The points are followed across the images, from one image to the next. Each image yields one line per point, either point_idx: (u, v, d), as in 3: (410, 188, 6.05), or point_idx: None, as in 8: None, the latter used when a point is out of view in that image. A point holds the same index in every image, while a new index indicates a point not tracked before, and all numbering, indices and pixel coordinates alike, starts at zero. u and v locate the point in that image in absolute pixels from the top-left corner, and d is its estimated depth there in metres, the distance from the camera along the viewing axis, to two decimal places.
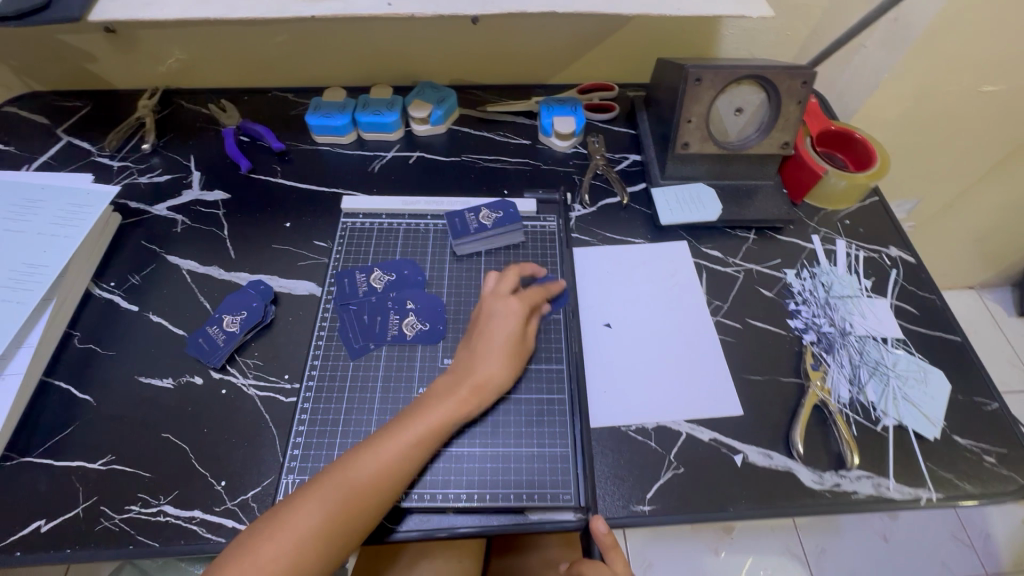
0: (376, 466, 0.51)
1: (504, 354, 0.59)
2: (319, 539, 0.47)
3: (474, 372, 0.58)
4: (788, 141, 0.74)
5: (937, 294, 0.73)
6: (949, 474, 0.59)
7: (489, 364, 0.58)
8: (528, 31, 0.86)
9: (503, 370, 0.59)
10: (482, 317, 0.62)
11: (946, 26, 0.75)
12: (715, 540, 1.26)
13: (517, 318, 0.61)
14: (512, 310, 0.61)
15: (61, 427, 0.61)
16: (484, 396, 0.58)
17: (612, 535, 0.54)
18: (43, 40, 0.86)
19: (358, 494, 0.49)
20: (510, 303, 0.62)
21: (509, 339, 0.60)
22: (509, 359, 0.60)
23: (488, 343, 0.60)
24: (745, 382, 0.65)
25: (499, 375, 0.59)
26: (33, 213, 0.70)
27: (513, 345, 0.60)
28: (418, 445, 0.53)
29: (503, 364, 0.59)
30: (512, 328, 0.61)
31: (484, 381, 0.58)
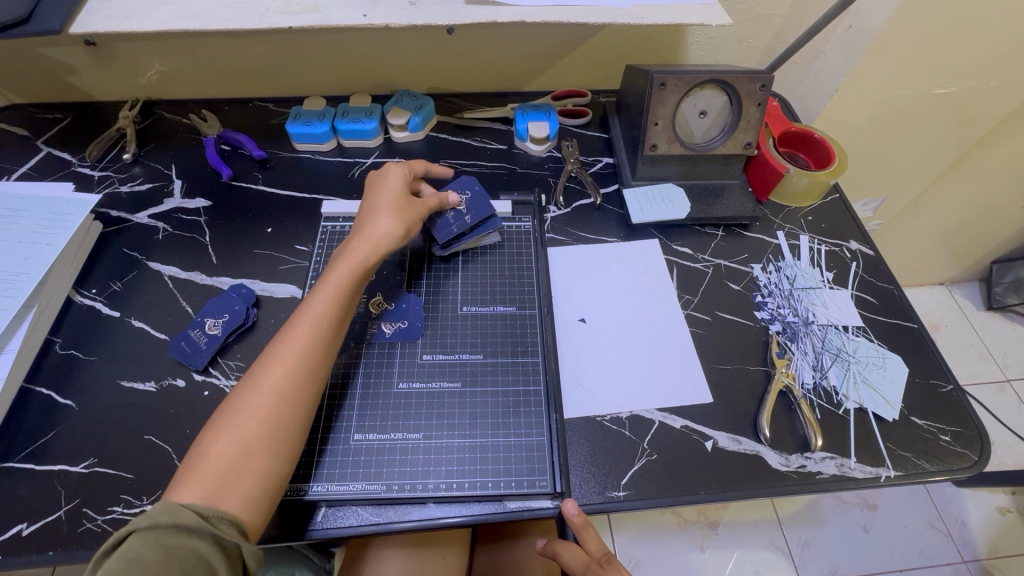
0: (302, 334, 0.56)
1: (390, 208, 0.66)
2: (269, 403, 0.51)
3: (365, 230, 0.64)
4: (750, 141, 0.78)
5: (895, 285, 0.77)
6: (907, 453, 0.62)
7: (383, 223, 0.64)
8: (502, 41, 0.90)
9: (392, 221, 0.64)
10: (367, 189, 0.69)
11: (895, 33, 0.80)
12: (701, 537, 1.28)
13: (394, 181, 0.69)
14: (392, 174, 0.69)
15: (42, 432, 0.61)
16: (382, 246, 0.63)
17: (583, 515, 0.55)
18: (22, 53, 0.87)
19: (291, 363, 0.54)
20: (390, 170, 0.70)
21: (388, 203, 0.66)
22: (395, 211, 0.65)
23: (373, 209, 0.66)
24: (714, 370, 0.68)
25: (391, 224, 0.64)
26: (14, 222, 0.71)
27: (393, 200, 0.66)
28: (333, 308, 0.58)
29: (391, 215, 0.65)
30: (391, 192, 0.67)
31: (377, 234, 0.63)
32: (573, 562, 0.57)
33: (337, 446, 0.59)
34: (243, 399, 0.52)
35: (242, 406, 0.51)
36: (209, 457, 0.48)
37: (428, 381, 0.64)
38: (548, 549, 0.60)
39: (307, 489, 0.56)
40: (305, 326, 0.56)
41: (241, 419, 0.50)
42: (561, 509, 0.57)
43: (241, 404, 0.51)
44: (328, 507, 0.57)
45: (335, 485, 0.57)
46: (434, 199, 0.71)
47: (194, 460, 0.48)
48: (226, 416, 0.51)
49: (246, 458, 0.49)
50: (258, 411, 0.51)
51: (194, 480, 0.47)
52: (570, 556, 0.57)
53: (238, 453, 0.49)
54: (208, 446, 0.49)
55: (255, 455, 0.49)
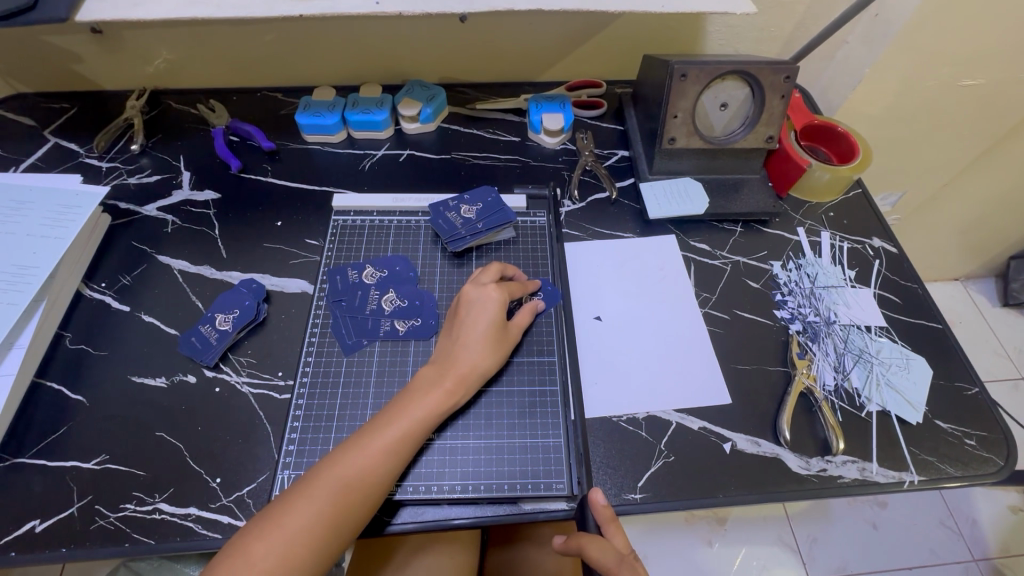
0: (372, 456, 0.52)
1: (487, 343, 0.60)
2: (326, 521, 0.49)
3: (457, 363, 0.59)
4: (772, 135, 0.76)
5: (919, 284, 0.75)
6: (930, 457, 0.61)
7: (476, 355, 0.59)
8: (516, 29, 0.87)
9: (485, 360, 0.60)
10: (461, 307, 0.62)
11: (926, 21, 0.76)
12: (708, 532, 1.27)
13: (496, 306, 0.62)
14: (491, 299, 0.62)
15: (54, 427, 0.61)
16: (468, 387, 0.59)
17: (611, 508, 0.55)
18: (28, 41, 0.85)
19: (355, 486, 0.51)
20: (491, 292, 0.62)
21: (487, 328, 0.61)
22: (491, 348, 0.60)
23: (468, 331, 0.61)
24: (733, 371, 0.67)
25: (486, 366, 0.60)
26: (22, 215, 0.70)
27: (490, 334, 0.61)
28: (412, 435, 0.54)
29: (487, 351, 0.60)
30: (491, 316, 0.61)
31: (467, 377, 0.58)
32: (602, 556, 0.52)
33: None
34: (292, 510, 0.49)
35: (289, 517, 0.48)
36: (250, 561, 0.46)
37: None
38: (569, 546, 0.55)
39: None
40: (377, 446, 0.53)
41: (290, 531, 0.48)
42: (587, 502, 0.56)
43: (297, 515, 0.48)
44: None
45: None
46: (525, 317, 0.65)
47: (235, 558, 0.46)
48: (276, 521, 0.48)
49: None
50: (310, 525, 0.48)
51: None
52: (597, 550, 0.53)
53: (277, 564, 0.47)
54: (251, 549, 0.47)
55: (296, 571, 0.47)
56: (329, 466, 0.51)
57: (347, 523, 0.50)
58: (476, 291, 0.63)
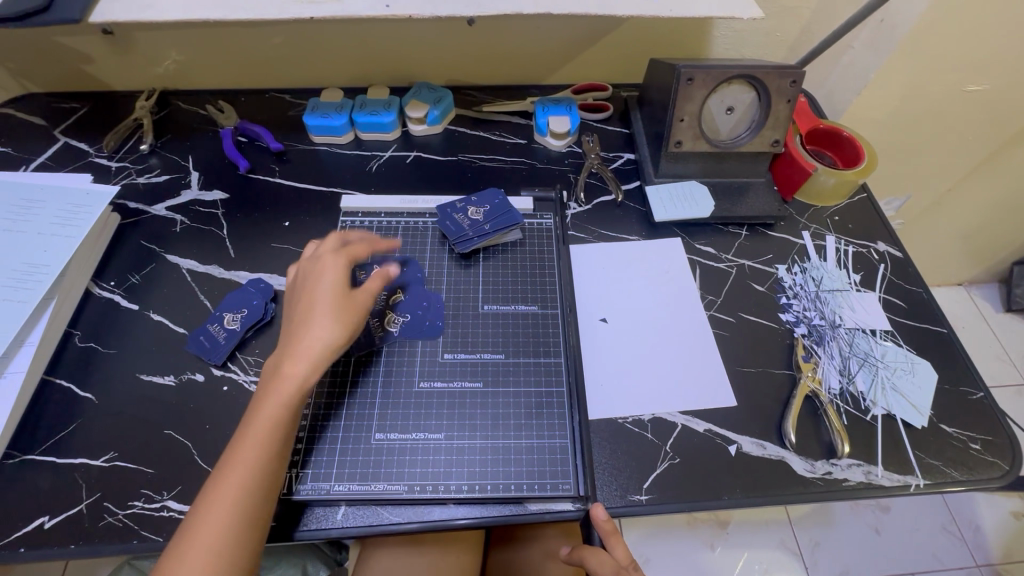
0: (247, 449, 0.50)
1: (328, 308, 0.56)
2: (223, 524, 0.47)
3: (300, 340, 0.54)
4: (778, 139, 0.76)
5: (924, 288, 0.75)
6: (936, 461, 0.61)
7: (322, 322, 0.55)
8: (523, 32, 0.88)
9: (331, 327, 0.55)
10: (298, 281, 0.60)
11: (932, 27, 0.77)
12: (711, 535, 1.27)
13: (332, 273, 0.58)
14: (331, 268, 0.59)
15: (63, 425, 0.61)
16: (319, 360, 0.54)
17: (612, 522, 0.55)
18: (40, 42, 0.86)
19: (241, 480, 0.49)
20: (329, 261, 0.60)
21: (334, 282, 0.58)
22: (335, 314, 0.56)
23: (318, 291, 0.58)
24: (738, 373, 0.67)
25: (332, 331, 0.55)
26: (33, 213, 0.70)
27: (329, 300, 0.56)
28: (283, 417, 0.52)
29: (329, 318, 0.55)
30: (329, 281, 0.58)
31: (322, 345, 0.54)
32: (600, 569, 0.56)
33: (359, 445, 0.59)
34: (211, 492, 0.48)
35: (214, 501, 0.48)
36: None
37: (451, 381, 0.63)
38: (573, 556, 0.60)
39: (328, 488, 0.56)
40: (249, 441, 0.50)
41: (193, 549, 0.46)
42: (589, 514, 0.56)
43: (194, 532, 0.46)
44: (348, 505, 0.57)
45: (356, 484, 0.56)
46: (376, 281, 0.60)
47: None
48: (175, 546, 0.46)
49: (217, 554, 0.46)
50: (207, 538, 0.46)
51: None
52: (596, 563, 0.57)
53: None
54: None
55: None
56: (215, 475, 0.49)
57: (245, 520, 0.48)
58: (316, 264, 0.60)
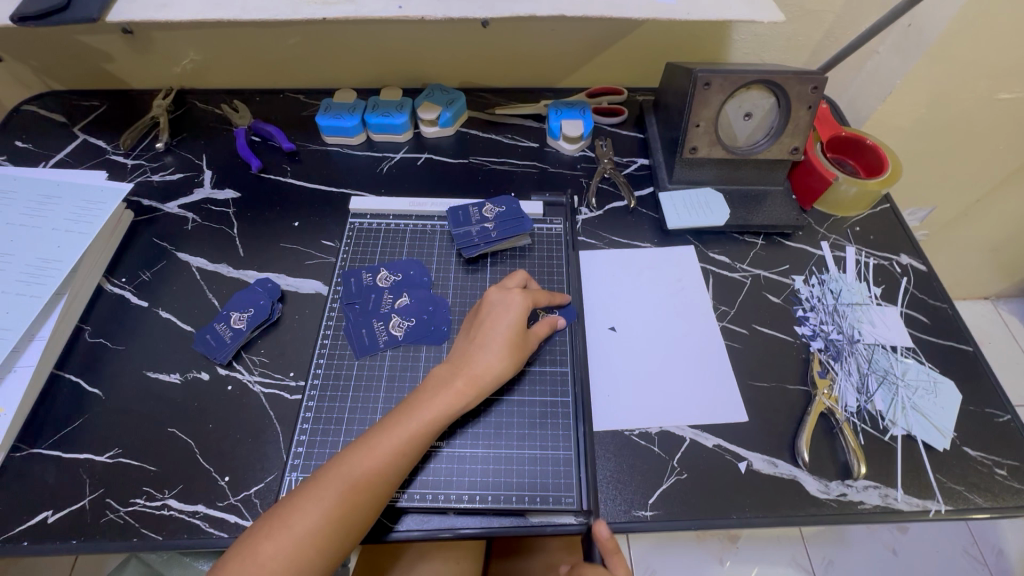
0: (385, 453, 0.52)
1: (504, 346, 0.59)
2: (326, 528, 0.48)
3: (472, 364, 0.58)
4: (797, 146, 0.74)
5: (948, 303, 0.72)
6: (958, 486, 0.58)
7: (494, 354, 0.58)
8: (537, 35, 0.87)
9: (503, 363, 0.58)
10: (482, 311, 0.62)
11: (961, 32, 0.74)
12: (720, 550, 1.24)
13: (516, 311, 0.61)
14: (513, 304, 0.62)
15: (70, 420, 0.62)
16: (482, 388, 0.57)
17: (613, 539, 0.54)
18: (62, 40, 0.87)
19: (365, 485, 0.50)
20: (515, 295, 0.62)
21: (507, 331, 0.60)
22: (510, 353, 0.59)
23: (486, 335, 0.60)
24: (750, 388, 0.65)
25: (499, 370, 0.58)
26: (49, 209, 0.71)
27: (510, 337, 0.59)
28: (424, 432, 0.54)
29: (504, 354, 0.59)
30: (510, 321, 0.60)
31: (488, 379, 0.58)
32: None
33: None
34: (302, 510, 0.49)
35: (301, 518, 0.48)
36: (254, 564, 0.46)
37: None
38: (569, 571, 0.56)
39: None
40: (393, 441, 0.53)
41: (302, 532, 0.48)
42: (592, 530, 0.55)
43: (305, 517, 0.48)
44: None
45: None
46: (545, 327, 0.63)
47: (246, 555, 0.47)
48: (284, 522, 0.48)
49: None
50: (312, 531, 0.48)
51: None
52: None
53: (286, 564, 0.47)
54: (260, 547, 0.47)
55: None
56: (341, 467, 0.51)
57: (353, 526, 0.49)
58: (520, 297, 0.62)
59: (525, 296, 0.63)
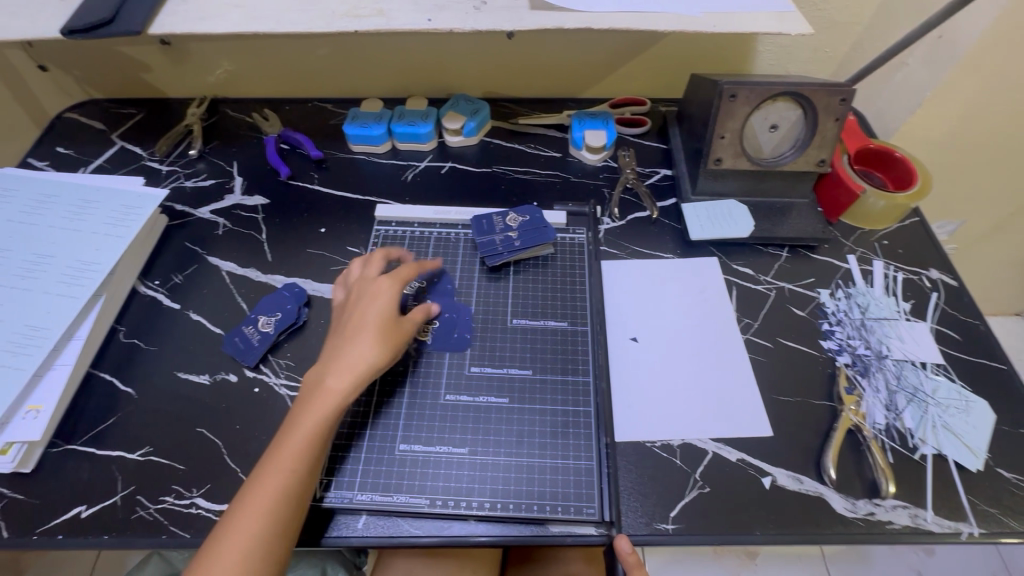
0: (273, 477, 0.50)
1: (373, 333, 0.57)
2: (232, 565, 0.46)
3: (339, 357, 0.56)
4: (824, 158, 0.73)
5: (981, 319, 0.70)
6: (992, 509, 0.57)
7: (363, 343, 0.57)
8: (561, 46, 0.88)
9: (376, 350, 0.57)
10: (348, 305, 0.62)
11: (994, 44, 0.73)
12: (738, 566, 1.21)
13: (387, 297, 0.60)
14: (382, 290, 0.60)
15: (104, 417, 0.64)
16: (363, 370, 0.56)
17: (636, 554, 0.54)
18: (104, 51, 0.91)
19: (264, 510, 0.49)
20: (380, 285, 0.61)
21: (371, 318, 0.58)
22: (381, 339, 0.57)
23: (348, 329, 0.58)
24: (774, 402, 0.64)
25: (372, 356, 0.56)
26: (89, 213, 0.74)
27: (377, 323, 0.58)
28: (316, 431, 0.53)
29: (374, 342, 0.57)
30: (377, 310, 0.59)
31: (361, 369, 0.56)
32: None
33: (383, 455, 0.59)
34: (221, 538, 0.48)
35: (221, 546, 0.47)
36: None
37: (476, 395, 0.63)
38: None
39: (353, 497, 0.56)
40: (285, 452, 0.51)
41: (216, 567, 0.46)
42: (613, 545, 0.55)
43: (205, 566, 0.47)
44: (369, 516, 0.56)
45: (378, 494, 0.56)
46: (420, 313, 0.63)
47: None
48: (205, 555, 0.47)
49: None
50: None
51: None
52: None
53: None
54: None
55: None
56: (232, 509, 0.49)
57: (263, 554, 0.48)
58: (385, 284, 0.61)
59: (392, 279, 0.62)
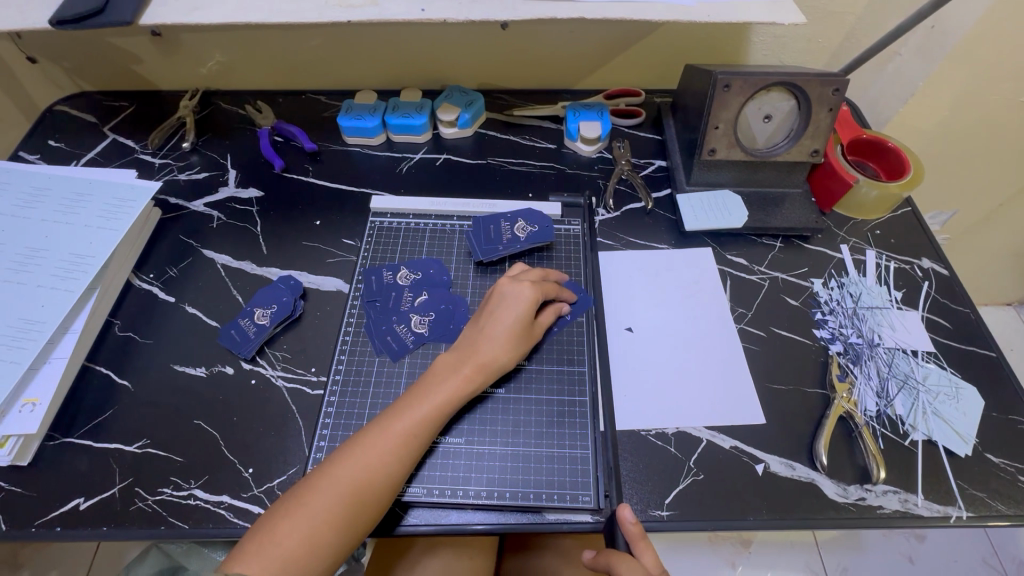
0: (394, 438, 0.54)
1: (511, 336, 0.60)
2: (340, 510, 0.50)
3: (479, 351, 0.59)
4: (817, 148, 0.74)
5: (970, 308, 0.71)
6: (980, 492, 0.58)
7: (501, 341, 0.60)
8: (555, 37, 0.87)
9: (508, 353, 0.60)
10: (493, 299, 0.63)
11: (986, 34, 0.73)
12: (732, 554, 1.22)
13: (530, 302, 0.62)
14: (523, 295, 0.62)
15: (100, 410, 0.64)
16: (488, 375, 0.59)
17: (640, 525, 0.53)
18: (94, 43, 0.90)
19: (374, 470, 0.52)
20: (525, 289, 0.62)
21: (516, 323, 0.61)
22: (515, 344, 0.61)
23: (493, 322, 0.61)
24: (769, 391, 0.65)
25: (505, 358, 0.60)
26: (81, 206, 0.74)
27: (517, 330, 0.61)
28: (429, 417, 0.55)
29: (509, 343, 0.60)
30: (522, 312, 0.61)
31: (488, 365, 0.59)
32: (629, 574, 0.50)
33: None
34: (321, 489, 0.50)
35: (320, 498, 0.50)
36: (274, 541, 0.48)
37: None
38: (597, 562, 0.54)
39: None
40: (400, 429, 0.54)
41: (312, 517, 0.49)
42: (616, 518, 0.54)
43: (325, 500, 0.50)
44: None
45: None
46: (549, 315, 0.66)
47: (263, 538, 0.48)
48: (302, 502, 0.50)
49: (304, 556, 0.48)
50: (329, 519, 0.49)
51: (257, 561, 0.46)
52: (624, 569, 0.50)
53: (305, 546, 0.48)
54: (278, 529, 0.48)
55: (315, 559, 0.48)
56: (351, 457, 0.52)
57: (372, 508, 0.51)
58: (529, 290, 0.62)
59: (541, 290, 0.64)
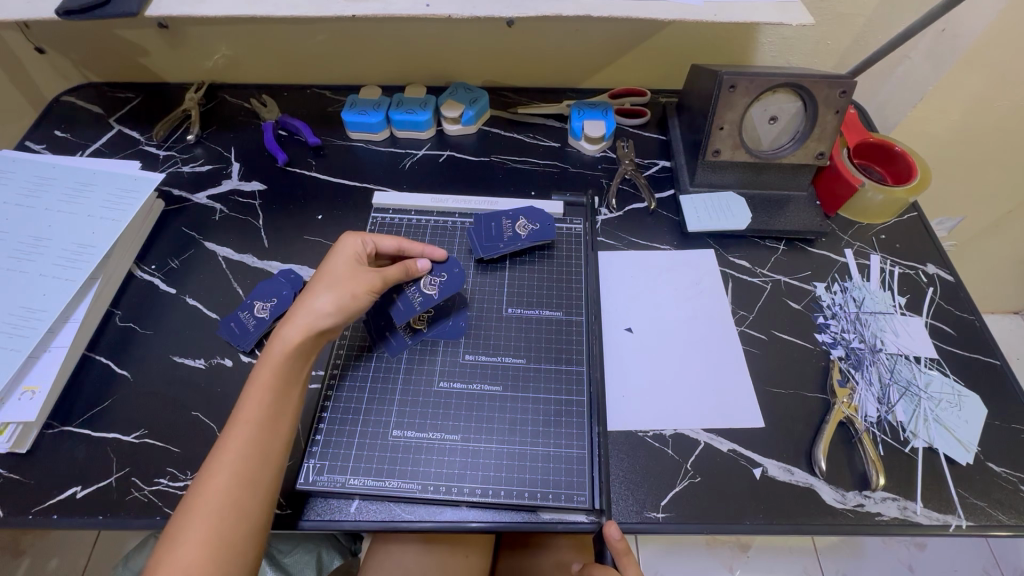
0: (241, 430, 0.50)
1: (327, 286, 0.58)
2: (214, 520, 0.46)
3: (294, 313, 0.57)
4: (823, 151, 0.73)
5: (975, 315, 0.71)
6: (980, 501, 0.57)
7: (318, 295, 0.58)
8: (561, 35, 0.87)
9: (322, 300, 0.57)
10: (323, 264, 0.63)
11: (999, 38, 0.72)
12: (730, 558, 1.21)
13: (337, 257, 0.61)
14: (339, 251, 0.62)
15: (99, 400, 0.64)
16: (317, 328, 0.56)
17: (624, 541, 0.53)
18: (100, 34, 0.90)
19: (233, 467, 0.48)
20: (344, 243, 0.63)
21: (333, 275, 0.59)
22: (331, 292, 0.58)
23: (314, 282, 0.60)
24: (768, 394, 0.64)
25: (325, 305, 0.57)
26: (85, 196, 0.74)
27: (326, 279, 0.59)
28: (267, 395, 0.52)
29: (320, 294, 0.58)
30: (335, 265, 0.60)
31: (316, 320, 0.56)
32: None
33: (376, 441, 0.59)
34: (189, 509, 0.46)
35: (191, 520, 0.46)
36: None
37: (469, 382, 0.63)
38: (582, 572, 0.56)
39: (346, 481, 0.57)
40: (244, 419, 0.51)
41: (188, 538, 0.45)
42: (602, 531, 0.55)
43: (198, 507, 0.46)
44: (361, 500, 0.57)
45: (371, 480, 0.57)
46: (395, 269, 0.63)
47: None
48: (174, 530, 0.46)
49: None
50: (204, 532, 0.45)
51: None
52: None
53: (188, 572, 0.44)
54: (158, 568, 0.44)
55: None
56: (210, 456, 0.49)
57: (252, 493, 0.48)
58: (348, 243, 0.63)
59: (355, 241, 0.63)
